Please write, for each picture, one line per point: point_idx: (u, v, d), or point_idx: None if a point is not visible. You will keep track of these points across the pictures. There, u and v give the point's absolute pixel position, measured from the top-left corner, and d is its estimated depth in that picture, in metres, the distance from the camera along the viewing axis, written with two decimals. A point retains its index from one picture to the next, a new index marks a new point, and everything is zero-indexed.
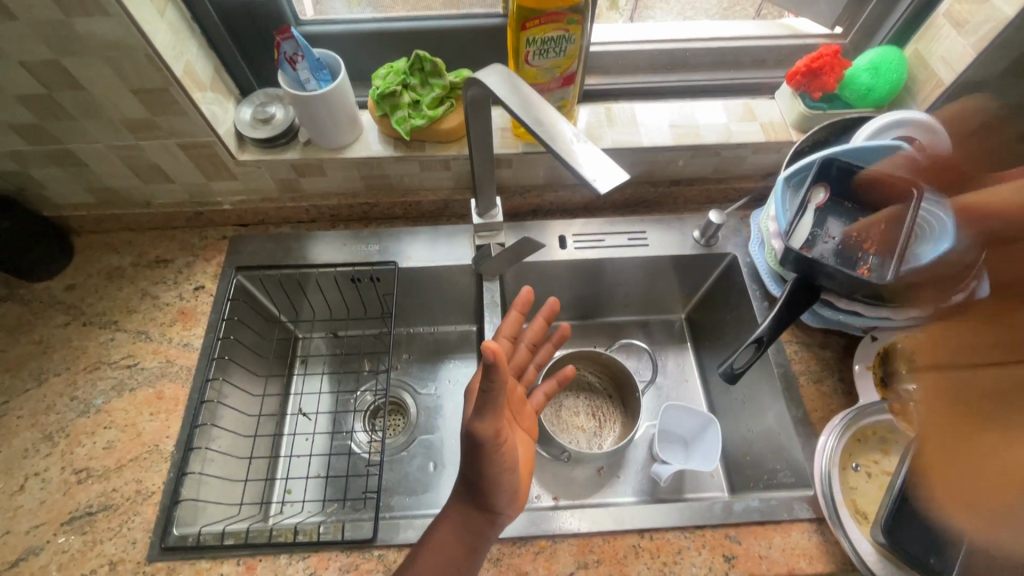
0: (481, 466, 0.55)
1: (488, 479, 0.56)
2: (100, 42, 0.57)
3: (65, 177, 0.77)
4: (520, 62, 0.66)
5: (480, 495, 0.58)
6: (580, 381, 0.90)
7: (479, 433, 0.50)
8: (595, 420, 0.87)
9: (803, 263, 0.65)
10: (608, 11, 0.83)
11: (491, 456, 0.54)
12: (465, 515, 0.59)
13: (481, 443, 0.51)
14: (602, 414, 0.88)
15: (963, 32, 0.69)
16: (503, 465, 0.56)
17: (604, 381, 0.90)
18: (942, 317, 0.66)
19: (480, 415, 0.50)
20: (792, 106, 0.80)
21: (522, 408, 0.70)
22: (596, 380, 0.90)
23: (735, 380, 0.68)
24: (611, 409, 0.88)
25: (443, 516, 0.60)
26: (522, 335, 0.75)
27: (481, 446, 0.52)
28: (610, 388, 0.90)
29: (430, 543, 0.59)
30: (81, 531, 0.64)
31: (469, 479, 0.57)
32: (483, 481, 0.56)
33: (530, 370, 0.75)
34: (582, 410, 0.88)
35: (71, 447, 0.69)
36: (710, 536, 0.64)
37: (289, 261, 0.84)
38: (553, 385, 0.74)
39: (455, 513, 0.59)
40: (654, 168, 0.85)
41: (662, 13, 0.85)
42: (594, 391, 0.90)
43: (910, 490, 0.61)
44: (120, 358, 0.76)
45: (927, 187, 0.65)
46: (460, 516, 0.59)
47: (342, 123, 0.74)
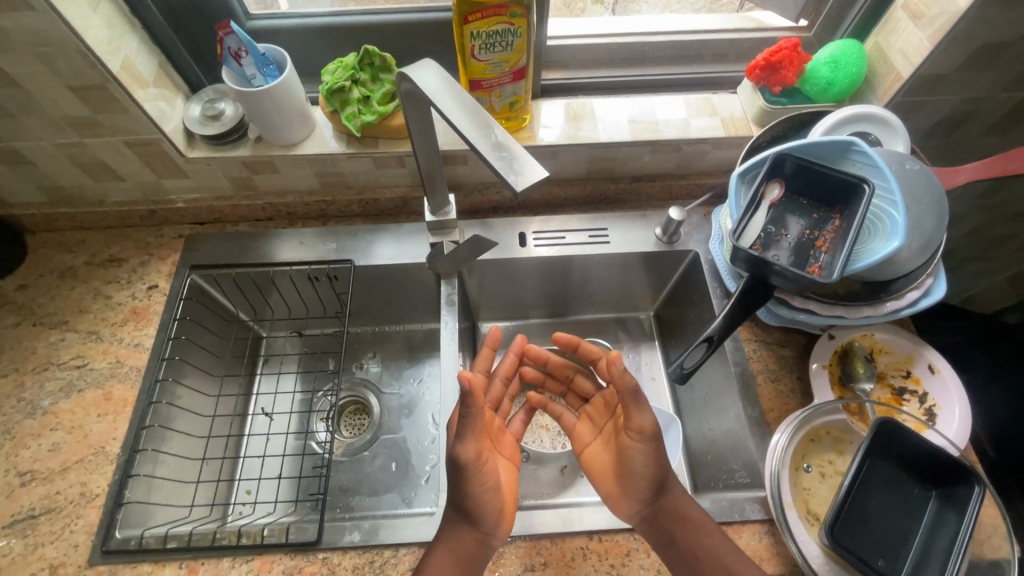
0: (468, 489, 0.57)
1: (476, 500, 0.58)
2: (28, 37, 0.56)
3: (13, 176, 0.75)
4: (466, 56, 0.65)
5: (470, 516, 0.58)
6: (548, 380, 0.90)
7: (462, 456, 0.55)
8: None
9: (753, 261, 0.62)
10: (593, 5, 0.81)
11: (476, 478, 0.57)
12: (457, 542, 0.58)
13: (465, 465, 0.56)
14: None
15: (920, 24, 0.67)
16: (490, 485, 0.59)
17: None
18: (896, 315, 0.65)
19: (461, 438, 0.55)
20: (753, 100, 0.78)
21: (500, 437, 0.71)
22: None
23: (686, 381, 0.66)
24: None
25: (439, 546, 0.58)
26: (495, 370, 0.74)
27: (464, 468, 0.56)
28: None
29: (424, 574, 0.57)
30: (23, 534, 0.63)
31: (456, 504, 0.59)
32: (469, 502, 0.58)
33: (506, 403, 0.75)
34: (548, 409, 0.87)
35: (16, 450, 0.68)
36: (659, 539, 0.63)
37: (245, 260, 0.83)
38: (527, 411, 0.76)
39: (445, 541, 0.59)
40: (616, 165, 0.83)
41: (648, 7, 0.84)
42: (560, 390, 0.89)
43: (860, 490, 0.60)
44: (70, 359, 0.75)
45: (881, 184, 0.63)
46: (452, 541, 0.58)
47: (292, 120, 0.72)
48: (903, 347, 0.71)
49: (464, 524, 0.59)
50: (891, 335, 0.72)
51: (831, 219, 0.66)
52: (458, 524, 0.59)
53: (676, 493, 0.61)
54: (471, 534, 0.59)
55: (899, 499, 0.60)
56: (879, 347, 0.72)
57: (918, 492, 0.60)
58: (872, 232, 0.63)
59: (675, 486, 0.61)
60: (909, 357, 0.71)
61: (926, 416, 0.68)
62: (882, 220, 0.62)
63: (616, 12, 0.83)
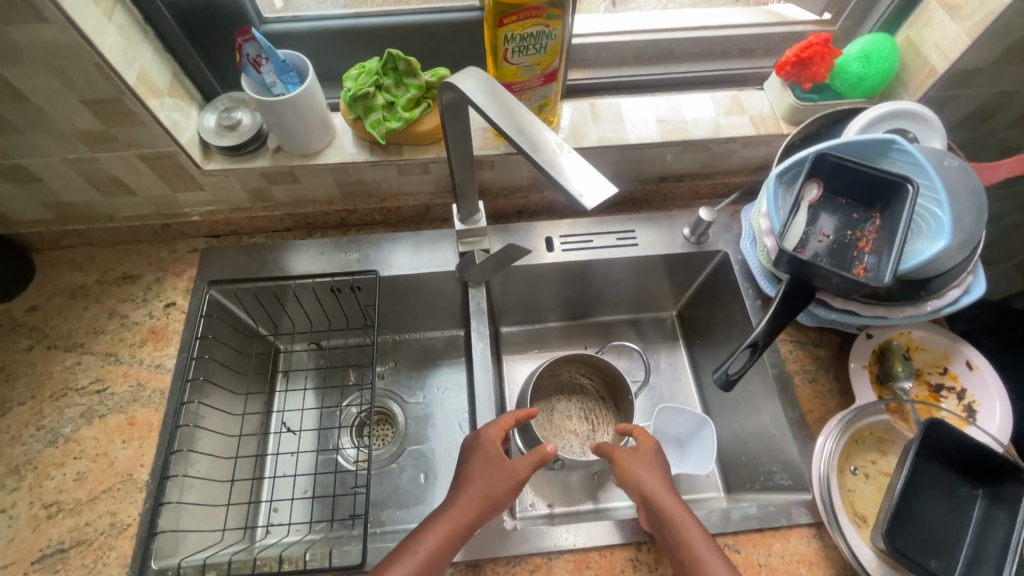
0: (496, 487, 0.59)
1: (498, 489, 0.59)
2: (42, 50, 0.53)
3: (19, 194, 0.72)
4: (499, 60, 0.63)
5: (485, 500, 0.58)
6: (572, 383, 0.88)
7: (519, 471, 0.61)
8: (588, 423, 0.85)
9: (796, 264, 0.61)
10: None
11: (507, 477, 0.60)
12: (459, 517, 0.57)
13: (513, 475, 0.60)
14: (596, 417, 0.85)
15: (957, 18, 0.66)
16: (514, 494, 0.60)
17: (597, 386, 0.87)
18: (937, 314, 0.64)
19: (528, 457, 0.62)
20: (782, 97, 0.77)
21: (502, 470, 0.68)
22: (587, 383, 0.87)
23: (730, 388, 0.65)
24: (605, 412, 0.85)
25: (439, 515, 0.57)
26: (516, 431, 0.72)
27: (508, 470, 0.60)
28: (603, 390, 0.87)
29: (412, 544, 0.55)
30: (53, 569, 0.61)
31: (477, 489, 0.59)
32: (487, 494, 0.59)
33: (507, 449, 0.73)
34: (575, 413, 0.85)
35: (40, 481, 0.66)
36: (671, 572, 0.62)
37: (265, 272, 0.80)
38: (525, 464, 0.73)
39: (446, 512, 0.57)
40: (642, 166, 0.82)
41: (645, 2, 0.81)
42: (586, 394, 0.87)
43: (910, 493, 0.60)
44: (89, 384, 0.72)
45: (924, 182, 0.62)
46: (454, 520, 0.57)
47: (314, 128, 0.70)
48: (940, 344, 0.71)
49: (474, 502, 0.58)
50: (929, 333, 0.72)
51: (871, 218, 0.65)
52: (465, 498, 0.58)
53: (660, 494, 0.59)
54: (470, 513, 0.57)
55: (947, 499, 0.60)
56: (915, 344, 0.72)
57: (965, 491, 0.61)
58: (915, 233, 0.63)
59: (664, 490, 0.60)
60: (946, 354, 0.71)
61: (966, 413, 0.68)
62: (926, 219, 0.62)
63: (613, 8, 0.81)
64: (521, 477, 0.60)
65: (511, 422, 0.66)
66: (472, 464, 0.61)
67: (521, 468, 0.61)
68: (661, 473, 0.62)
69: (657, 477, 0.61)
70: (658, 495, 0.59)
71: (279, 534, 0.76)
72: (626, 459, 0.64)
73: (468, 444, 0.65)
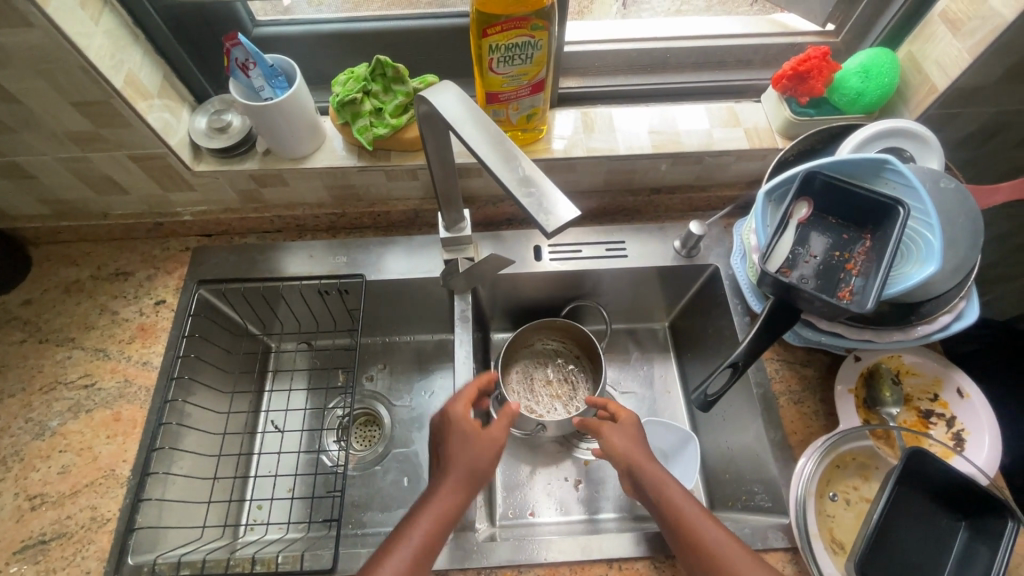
0: (478, 462, 0.59)
1: (481, 462, 0.59)
2: (29, 54, 0.53)
3: (15, 190, 0.73)
4: (484, 69, 0.63)
5: (472, 476, 0.58)
6: (546, 349, 0.87)
7: (495, 437, 0.61)
8: (568, 384, 0.84)
9: (780, 285, 0.60)
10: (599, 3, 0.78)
11: (486, 448, 0.60)
12: (449, 496, 0.57)
13: (491, 442, 0.61)
14: (573, 377, 0.85)
15: (959, 34, 0.64)
16: (496, 461, 0.61)
17: (570, 347, 0.86)
18: (927, 339, 0.62)
19: (499, 423, 0.63)
20: (778, 111, 0.76)
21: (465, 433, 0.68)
22: (560, 346, 0.87)
23: (709, 408, 0.65)
24: (583, 371, 0.85)
25: (427, 500, 0.57)
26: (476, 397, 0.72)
27: (486, 439, 0.61)
28: (576, 350, 0.86)
29: (407, 526, 0.55)
30: (34, 560, 0.62)
31: (461, 467, 0.58)
32: (472, 468, 0.59)
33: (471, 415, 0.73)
34: (554, 377, 0.85)
35: (25, 472, 0.67)
36: (662, 557, 0.63)
37: (253, 273, 0.80)
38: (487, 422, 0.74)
39: (434, 495, 0.57)
40: (634, 176, 0.81)
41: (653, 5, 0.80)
42: (562, 358, 0.86)
43: (890, 523, 0.58)
44: (77, 378, 0.73)
45: (916, 204, 0.60)
46: (441, 500, 0.56)
47: (302, 132, 0.70)
48: (931, 368, 0.70)
49: (461, 482, 0.58)
50: (920, 358, 0.70)
51: (861, 239, 0.63)
52: (450, 476, 0.58)
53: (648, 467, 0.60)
54: (458, 489, 0.57)
55: (929, 529, 0.59)
56: (905, 368, 0.71)
57: (946, 522, 0.59)
58: (906, 255, 0.61)
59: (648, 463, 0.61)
60: (937, 380, 0.70)
61: (954, 441, 0.67)
62: (917, 243, 0.60)
63: (625, 10, 0.80)
64: (500, 445, 0.61)
65: (471, 390, 0.67)
66: (450, 442, 0.61)
67: (497, 435, 0.61)
68: (644, 447, 0.64)
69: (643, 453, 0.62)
70: (643, 467, 0.61)
71: (260, 532, 0.77)
72: (613, 434, 0.65)
73: (442, 423, 0.64)
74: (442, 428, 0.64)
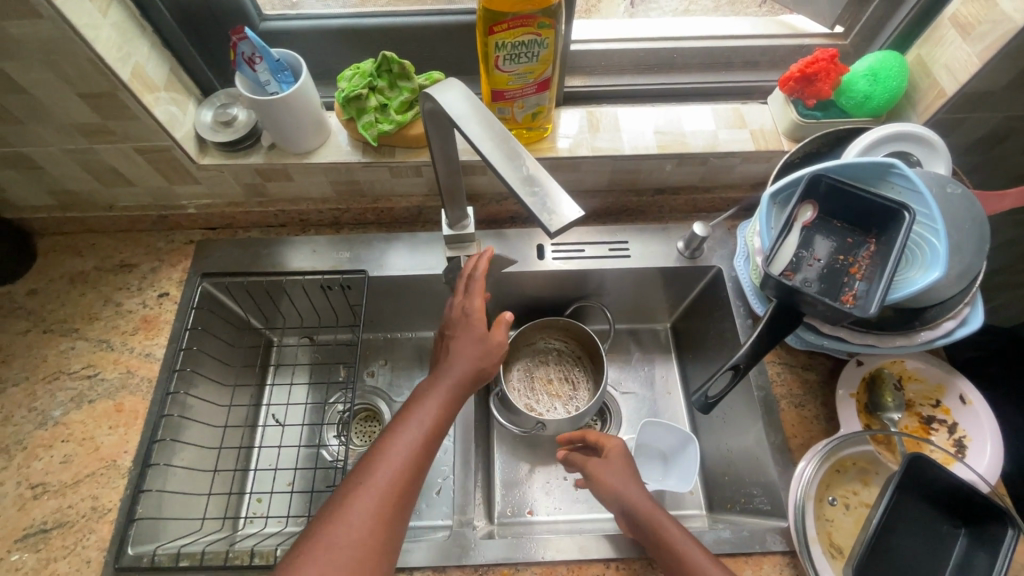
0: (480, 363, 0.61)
1: (484, 361, 0.62)
2: (36, 45, 0.54)
3: (21, 180, 0.74)
4: (490, 67, 0.62)
5: (474, 376, 0.61)
6: (548, 348, 0.87)
7: (499, 341, 0.63)
8: (568, 383, 0.84)
9: (783, 289, 0.59)
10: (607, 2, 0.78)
11: (489, 351, 0.62)
12: (452, 391, 0.59)
13: (495, 345, 0.63)
14: (574, 376, 0.85)
15: (969, 39, 0.64)
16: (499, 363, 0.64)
17: (572, 347, 0.86)
18: (930, 345, 0.62)
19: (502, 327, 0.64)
20: (784, 113, 0.75)
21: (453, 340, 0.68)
22: (562, 346, 0.87)
23: (709, 410, 0.64)
24: (584, 370, 0.85)
25: (433, 388, 0.59)
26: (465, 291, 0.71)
27: (490, 343, 0.63)
28: (578, 349, 0.86)
29: (414, 412, 0.56)
30: (35, 548, 0.63)
31: (464, 366, 0.61)
32: (474, 366, 0.61)
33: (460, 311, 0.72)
34: (555, 376, 0.85)
35: (28, 461, 0.68)
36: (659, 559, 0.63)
37: (256, 267, 0.81)
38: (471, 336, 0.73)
39: (440, 387, 0.58)
40: (638, 176, 0.81)
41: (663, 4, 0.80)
42: (563, 357, 0.86)
43: (889, 528, 0.58)
44: (80, 369, 0.74)
45: (921, 209, 0.60)
46: (449, 394, 0.58)
47: (307, 127, 0.70)
48: (934, 375, 0.70)
49: (464, 378, 0.60)
50: (923, 363, 0.70)
51: (866, 243, 0.63)
52: (457, 369, 0.60)
53: (653, 511, 0.59)
54: (463, 386, 0.60)
55: (929, 536, 0.58)
56: (907, 374, 0.71)
57: (946, 528, 0.59)
58: (910, 260, 0.61)
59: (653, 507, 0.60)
60: (939, 386, 0.69)
61: (955, 448, 0.67)
62: (922, 248, 0.59)
63: (633, 9, 0.80)
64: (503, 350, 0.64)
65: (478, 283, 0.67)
66: (456, 340, 0.63)
67: (503, 340, 0.64)
68: (639, 481, 0.63)
69: (642, 494, 0.62)
70: (635, 499, 0.61)
71: (259, 525, 0.77)
72: (602, 473, 0.65)
73: (447, 324, 0.66)
74: (451, 324, 0.66)
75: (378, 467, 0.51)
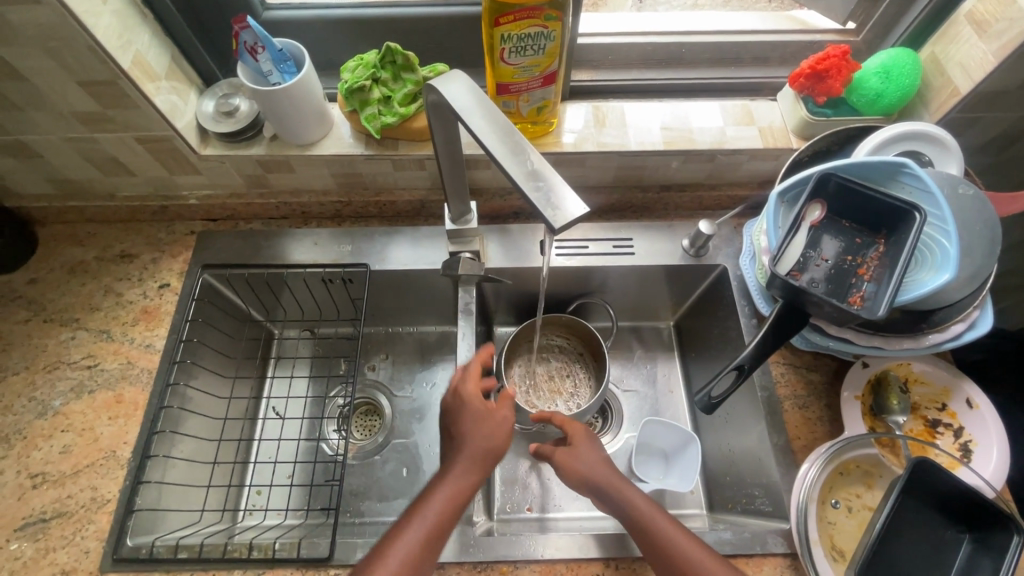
0: (488, 445, 0.58)
1: (493, 443, 0.58)
2: (36, 32, 0.53)
3: (23, 169, 0.73)
4: (496, 59, 0.61)
5: (483, 459, 0.57)
6: (549, 346, 0.86)
7: (505, 420, 0.61)
8: (570, 381, 0.84)
9: (789, 288, 0.58)
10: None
11: (497, 430, 0.60)
12: (460, 478, 0.56)
13: (503, 423, 0.60)
14: (575, 373, 0.84)
15: (985, 36, 0.62)
16: (510, 439, 0.60)
17: (574, 344, 0.86)
18: (938, 348, 0.61)
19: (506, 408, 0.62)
20: (794, 110, 0.74)
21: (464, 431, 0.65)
22: (564, 343, 0.86)
23: (713, 410, 0.64)
24: (586, 368, 0.84)
25: (440, 480, 0.56)
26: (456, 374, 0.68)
27: (496, 421, 0.60)
28: (580, 347, 0.85)
29: (419, 508, 0.53)
30: (34, 538, 0.63)
31: (472, 450, 0.57)
32: (484, 450, 0.58)
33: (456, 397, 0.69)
34: (556, 373, 0.84)
35: (28, 450, 0.67)
36: None
37: (258, 259, 0.80)
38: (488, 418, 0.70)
39: (448, 475, 0.56)
40: (644, 173, 0.80)
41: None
42: (565, 354, 0.86)
43: (892, 532, 0.57)
44: (81, 359, 0.73)
45: (932, 210, 0.59)
46: (457, 482, 0.55)
47: (309, 119, 0.69)
48: (941, 378, 0.69)
49: (472, 463, 0.57)
50: (930, 366, 0.69)
51: (875, 244, 0.62)
52: (464, 455, 0.57)
53: (651, 517, 0.55)
54: (474, 471, 0.57)
55: (932, 541, 0.58)
56: (914, 377, 0.70)
57: (950, 534, 0.58)
58: (920, 262, 0.60)
59: (653, 510, 0.56)
60: (946, 390, 0.69)
61: (961, 452, 0.66)
62: (932, 249, 0.58)
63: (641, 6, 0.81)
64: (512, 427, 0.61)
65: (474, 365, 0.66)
66: (462, 421, 0.60)
67: (508, 413, 0.62)
68: (609, 464, 0.62)
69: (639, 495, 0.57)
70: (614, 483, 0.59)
71: (259, 517, 0.77)
72: (569, 456, 0.63)
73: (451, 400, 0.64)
74: (450, 408, 0.63)
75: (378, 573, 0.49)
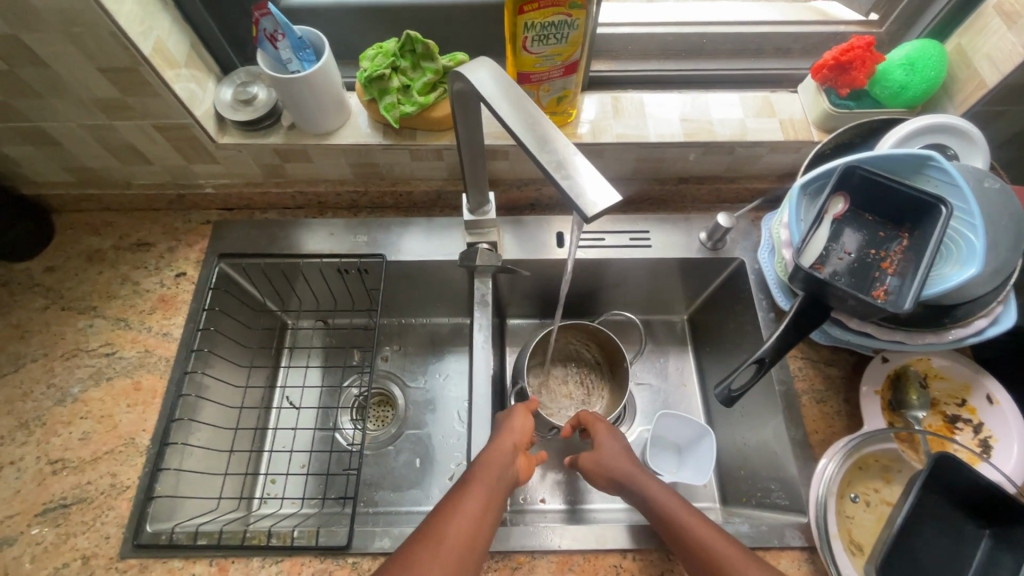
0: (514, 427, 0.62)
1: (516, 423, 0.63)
2: (58, 17, 0.53)
3: (41, 156, 0.73)
4: (518, 49, 0.61)
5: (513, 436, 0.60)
6: (567, 350, 0.86)
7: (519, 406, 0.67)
8: (583, 388, 0.84)
9: (812, 281, 0.58)
10: None
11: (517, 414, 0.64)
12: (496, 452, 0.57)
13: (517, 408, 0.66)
14: (590, 382, 0.84)
15: (1014, 28, 0.62)
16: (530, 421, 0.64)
17: (594, 352, 0.85)
18: (960, 343, 0.61)
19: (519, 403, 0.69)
20: (816, 103, 0.73)
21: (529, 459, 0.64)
22: (583, 349, 0.85)
23: (733, 403, 0.64)
24: (600, 379, 0.84)
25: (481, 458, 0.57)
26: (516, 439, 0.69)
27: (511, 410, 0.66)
28: (599, 356, 0.84)
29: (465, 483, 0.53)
30: (55, 523, 0.63)
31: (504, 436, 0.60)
32: (511, 430, 0.61)
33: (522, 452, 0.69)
34: (571, 379, 0.84)
35: (48, 437, 0.68)
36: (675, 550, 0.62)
37: (273, 249, 0.80)
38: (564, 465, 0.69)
39: (483, 454, 0.57)
40: (662, 165, 0.79)
41: None
42: (582, 361, 0.85)
43: (912, 527, 0.57)
44: (99, 346, 0.74)
45: (959, 204, 0.58)
46: (494, 455, 0.57)
47: (328, 108, 0.69)
48: (961, 374, 0.68)
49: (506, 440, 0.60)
50: (950, 362, 0.69)
51: (898, 238, 0.61)
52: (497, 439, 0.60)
53: (677, 512, 0.54)
54: (506, 446, 0.59)
55: (952, 536, 0.58)
56: (934, 372, 0.69)
57: (970, 529, 0.58)
58: (945, 256, 0.59)
59: (680, 507, 0.54)
60: (966, 385, 0.68)
61: (981, 448, 0.66)
62: (958, 244, 0.58)
63: None
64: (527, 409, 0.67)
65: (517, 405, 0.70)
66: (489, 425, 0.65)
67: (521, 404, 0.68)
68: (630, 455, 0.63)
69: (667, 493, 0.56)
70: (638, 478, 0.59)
71: (274, 506, 0.77)
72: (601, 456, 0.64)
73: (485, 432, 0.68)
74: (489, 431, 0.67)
75: (434, 537, 0.47)
